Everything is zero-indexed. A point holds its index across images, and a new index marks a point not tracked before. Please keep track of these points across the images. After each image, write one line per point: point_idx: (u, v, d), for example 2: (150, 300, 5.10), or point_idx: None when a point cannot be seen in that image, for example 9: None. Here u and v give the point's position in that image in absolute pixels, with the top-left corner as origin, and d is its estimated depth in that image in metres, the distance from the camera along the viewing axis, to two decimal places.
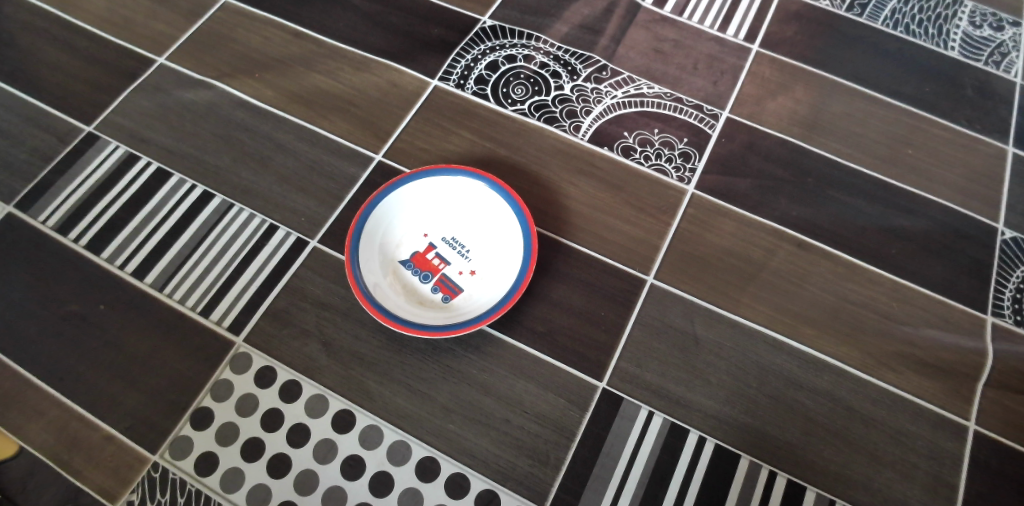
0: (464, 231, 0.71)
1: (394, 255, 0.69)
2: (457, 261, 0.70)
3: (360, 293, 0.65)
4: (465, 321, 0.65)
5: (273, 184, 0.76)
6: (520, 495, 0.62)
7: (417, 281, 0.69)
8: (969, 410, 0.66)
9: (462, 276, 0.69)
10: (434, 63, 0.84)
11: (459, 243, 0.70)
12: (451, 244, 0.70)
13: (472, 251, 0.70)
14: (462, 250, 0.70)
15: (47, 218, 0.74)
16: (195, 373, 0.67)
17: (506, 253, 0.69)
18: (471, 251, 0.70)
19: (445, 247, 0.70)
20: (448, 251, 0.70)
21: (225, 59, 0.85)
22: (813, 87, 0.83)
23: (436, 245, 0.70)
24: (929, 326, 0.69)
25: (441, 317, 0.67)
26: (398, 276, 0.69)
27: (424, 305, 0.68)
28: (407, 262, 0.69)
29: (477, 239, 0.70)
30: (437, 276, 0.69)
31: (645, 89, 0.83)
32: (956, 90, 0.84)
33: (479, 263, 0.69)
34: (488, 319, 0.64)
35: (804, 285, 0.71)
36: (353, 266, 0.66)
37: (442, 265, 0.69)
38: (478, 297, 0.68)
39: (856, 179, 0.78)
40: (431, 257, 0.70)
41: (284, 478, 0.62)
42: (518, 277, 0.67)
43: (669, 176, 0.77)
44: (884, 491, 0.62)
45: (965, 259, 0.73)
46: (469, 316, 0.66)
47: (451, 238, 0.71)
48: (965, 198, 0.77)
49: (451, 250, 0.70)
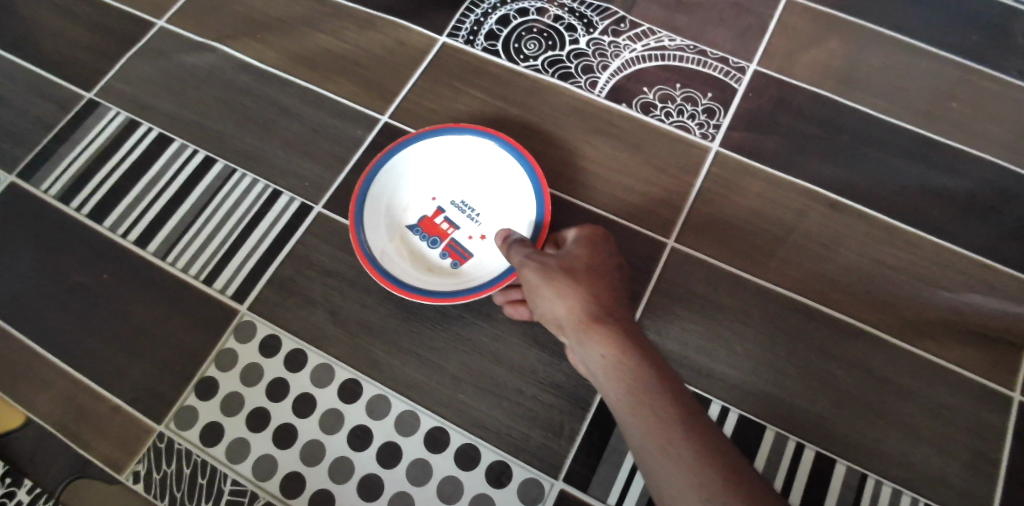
0: (474, 194, 0.67)
1: (403, 219, 0.67)
2: (467, 225, 0.66)
3: (367, 260, 0.62)
4: (474, 288, 0.62)
5: (278, 148, 0.74)
6: (534, 468, 0.60)
7: (426, 247, 0.66)
8: (1014, 381, 0.62)
9: (471, 241, 0.66)
10: (443, 19, 0.80)
11: (469, 206, 0.67)
12: (460, 208, 0.67)
13: (482, 214, 0.67)
14: (471, 214, 0.67)
15: (51, 187, 0.73)
16: (200, 342, 0.65)
17: (518, 218, 0.66)
18: (480, 214, 0.67)
19: (454, 211, 0.67)
20: (458, 214, 0.67)
21: (226, 19, 0.82)
22: (849, 37, 0.78)
23: (444, 208, 0.67)
24: (973, 291, 0.65)
25: (450, 284, 0.64)
26: (407, 242, 0.66)
27: (433, 271, 0.65)
28: (415, 226, 0.66)
29: (488, 202, 0.67)
30: (446, 240, 0.66)
31: (666, 41, 0.78)
32: (1006, 38, 0.77)
33: (489, 227, 0.66)
34: (500, 286, 0.61)
35: (837, 248, 0.67)
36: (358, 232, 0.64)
37: (451, 230, 0.66)
38: (488, 262, 0.65)
39: (895, 135, 0.72)
40: (440, 221, 0.67)
41: (290, 448, 0.61)
42: (533, 240, 0.63)
43: (693, 134, 0.72)
44: (921, 466, 0.59)
45: (1014, 220, 0.68)
46: (478, 283, 0.63)
47: (460, 201, 0.67)
48: (1014, 155, 0.71)
49: (460, 213, 0.67)
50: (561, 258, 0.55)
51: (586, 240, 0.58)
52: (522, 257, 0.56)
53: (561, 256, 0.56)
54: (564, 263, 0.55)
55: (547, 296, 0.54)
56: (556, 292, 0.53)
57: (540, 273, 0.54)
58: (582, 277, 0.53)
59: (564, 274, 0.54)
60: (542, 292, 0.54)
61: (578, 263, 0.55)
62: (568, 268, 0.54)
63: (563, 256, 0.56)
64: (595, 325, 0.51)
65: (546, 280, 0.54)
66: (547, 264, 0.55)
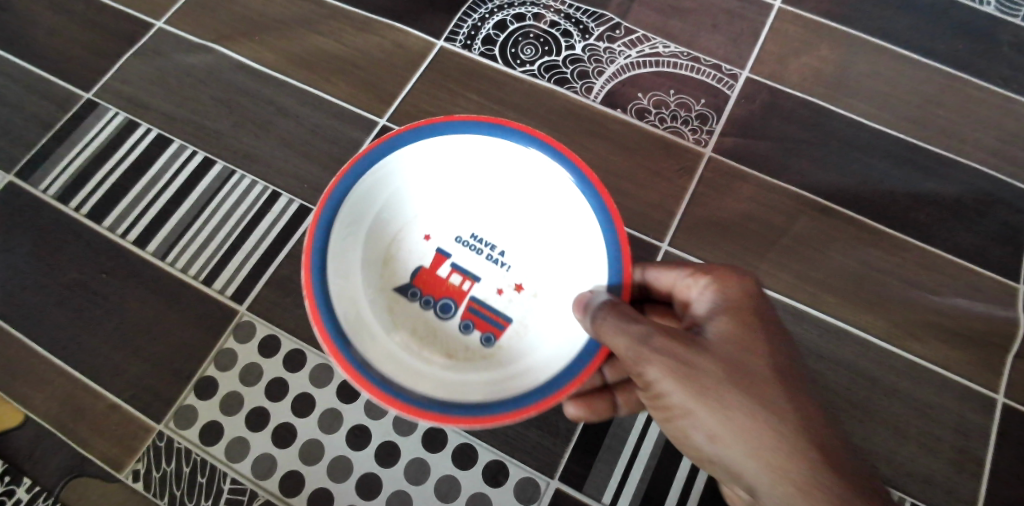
0: (483, 226, 0.58)
1: (393, 287, 0.56)
2: (487, 272, 0.57)
3: (380, 392, 0.49)
4: (541, 381, 0.51)
5: (276, 149, 0.74)
6: (530, 466, 0.61)
7: (441, 319, 0.56)
8: (997, 382, 0.64)
9: (499, 290, 0.56)
10: (440, 22, 0.81)
11: (484, 242, 0.57)
12: (469, 248, 0.57)
13: (499, 251, 0.57)
14: (488, 255, 0.57)
15: (49, 187, 0.73)
16: (199, 342, 0.66)
17: (562, 222, 0.57)
18: (503, 251, 0.57)
19: (461, 255, 0.57)
20: (468, 259, 0.57)
21: (223, 20, 0.82)
22: (839, 45, 0.79)
23: (445, 255, 0.57)
24: (958, 294, 0.67)
25: (502, 380, 0.53)
26: (411, 321, 0.55)
27: (469, 359, 0.55)
28: (414, 288, 0.56)
29: (503, 233, 0.58)
30: (463, 303, 0.56)
31: (661, 48, 0.79)
32: (991, 46, 0.79)
33: (517, 266, 0.57)
34: (584, 374, 0.51)
35: (826, 252, 0.69)
36: (347, 358, 0.50)
37: (465, 283, 0.57)
38: (544, 318, 0.56)
39: (883, 141, 0.74)
40: (444, 275, 0.57)
41: (289, 448, 0.61)
42: (578, 263, 0.56)
43: (686, 139, 0.74)
44: (908, 465, 0.61)
45: (998, 225, 0.70)
46: (547, 368, 0.52)
47: (464, 239, 0.57)
48: (998, 161, 0.73)
49: (472, 255, 0.57)
50: (714, 352, 0.47)
51: (735, 318, 0.49)
52: (664, 362, 0.47)
53: (718, 356, 0.47)
54: (727, 374, 0.46)
55: (720, 416, 0.45)
56: (733, 423, 0.45)
57: (701, 375, 0.46)
58: (753, 383, 0.45)
59: (735, 380, 0.46)
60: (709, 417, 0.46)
61: (744, 364, 0.46)
62: (730, 368, 0.46)
63: (716, 349, 0.47)
64: (792, 460, 0.43)
65: (717, 407, 0.45)
66: (708, 382, 0.46)
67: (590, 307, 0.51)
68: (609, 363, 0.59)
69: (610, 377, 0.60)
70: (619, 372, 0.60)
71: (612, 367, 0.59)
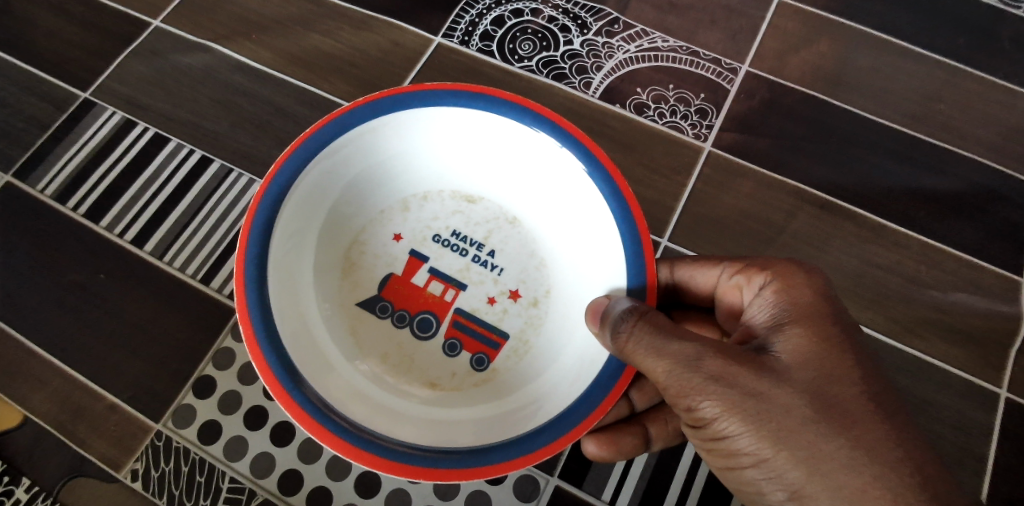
0: (462, 226, 0.59)
1: (352, 303, 0.56)
2: (471, 278, 0.58)
3: (356, 451, 0.45)
4: (549, 414, 0.49)
5: (274, 149, 0.74)
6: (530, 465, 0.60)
7: (421, 339, 0.56)
8: (999, 378, 0.64)
9: (484, 292, 0.57)
10: (438, 20, 0.80)
11: (465, 242, 0.59)
12: (450, 250, 0.59)
13: (482, 253, 0.58)
14: (472, 257, 0.58)
15: (47, 187, 0.73)
16: (197, 341, 0.65)
17: (553, 207, 0.58)
18: (486, 251, 0.59)
19: (438, 263, 0.58)
20: (446, 265, 0.58)
21: (221, 20, 0.82)
22: (838, 40, 0.79)
23: (425, 265, 0.58)
24: (958, 290, 0.67)
25: (490, 418, 0.51)
26: (376, 343, 0.55)
27: (457, 387, 0.54)
28: (382, 300, 0.57)
29: (485, 232, 0.59)
30: (447, 317, 0.56)
31: (660, 42, 0.79)
32: (992, 41, 0.78)
33: (503, 263, 0.58)
34: (607, 403, 0.48)
35: (825, 248, 0.68)
36: (311, 415, 0.46)
37: (447, 292, 0.57)
38: (537, 325, 0.56)
39: (883, 137, 0.73)
40: (422, 285, 0.57)
41: (288, 446, 0.61)
42: (568, 256, 0.57)
43: (686, 134, 0.73)
44: None
45: (999, 221, 0.70)
46: (535, 403, 0.51)
47: (439, 239, 0.59)
48: (999, 156, 0.73)
49: (452, 256, 0.58)
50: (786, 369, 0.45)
51: (801, 329, 0.47)
52: (738, 376, 0.45)
53: (789, 380, 0.45)
54: (803, 405, 0.44)
55: (797, 438, 0.43)
56: (816, 465, 0.43)
57: (778, 392, 0.44)
58: (834, 407, 0.44)
59: (812, 400, 0.44)
60: (787, 456, 0.43)
61: (818, 388, 0.44)
62: (807, 388, 0.44)
63: (787, 367, 0.45)
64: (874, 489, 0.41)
65: (794, 444, 0.43)
66: (786, 400, 0.44)
67: (619, 321, 0.48)
68: (636, 388, 0.60)
69: (636, 402, 0.60)
70: (646, 399, 0.60)
71: (639, 392, 0.60)
